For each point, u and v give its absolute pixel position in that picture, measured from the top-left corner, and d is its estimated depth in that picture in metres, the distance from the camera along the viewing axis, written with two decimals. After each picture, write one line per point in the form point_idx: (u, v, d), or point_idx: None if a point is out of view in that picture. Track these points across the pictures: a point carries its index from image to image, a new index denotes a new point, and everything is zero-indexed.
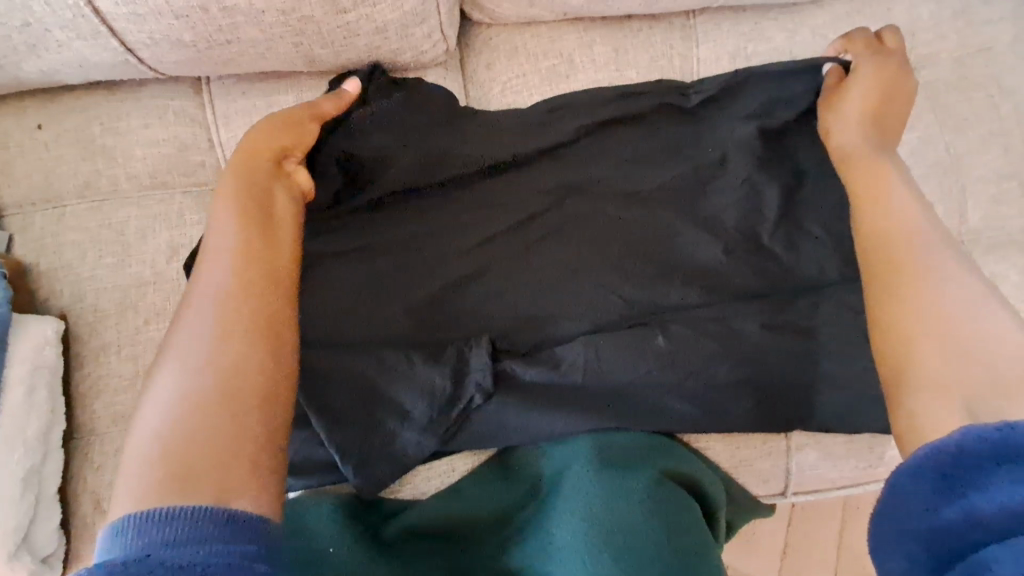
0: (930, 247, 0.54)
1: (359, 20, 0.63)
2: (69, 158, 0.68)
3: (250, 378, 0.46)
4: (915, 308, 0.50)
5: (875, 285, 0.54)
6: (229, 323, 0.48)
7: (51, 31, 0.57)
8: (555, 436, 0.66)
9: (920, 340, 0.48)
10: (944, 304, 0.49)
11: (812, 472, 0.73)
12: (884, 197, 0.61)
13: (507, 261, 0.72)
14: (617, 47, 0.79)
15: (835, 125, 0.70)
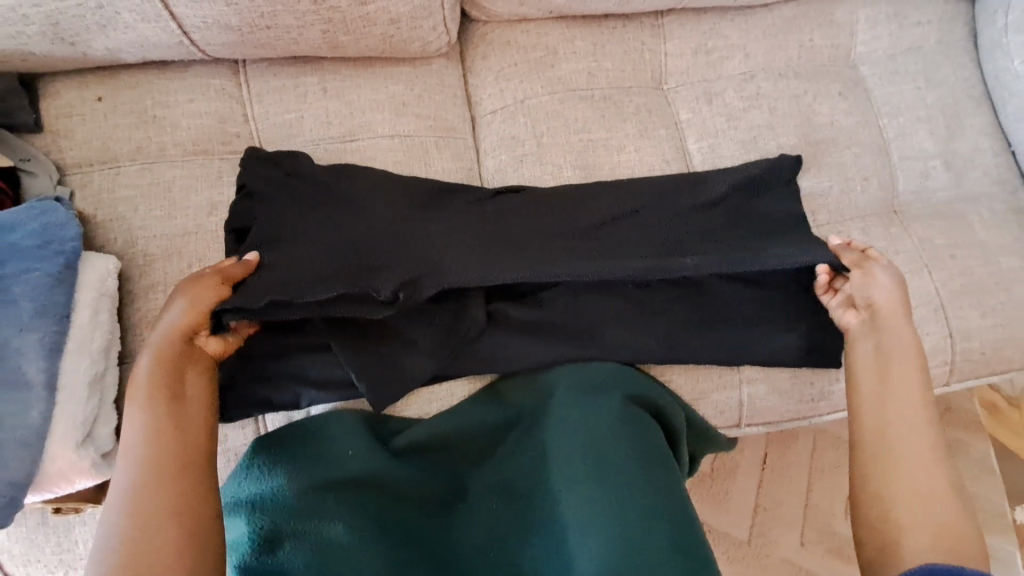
0: (914, 449, 0.66)
1: (377, 11, 0.75)
2: (125, 126, 0.79)
3: (155, 538, 0.55)
4: (906, 501, 0.63)
5: (865, 498, 0.66)
6: (140, 484, 0.58)
7: (120, 13, 0.68)
8: (541, 365, 0.78)
9: (902, 516, 0.62)
10: (917, 499, 0.63)
11: (763, 406, 0.84)
12: (896, 458, 0.66)
13: (495, 239, 0.79)
14: (596, 41, 0.91)
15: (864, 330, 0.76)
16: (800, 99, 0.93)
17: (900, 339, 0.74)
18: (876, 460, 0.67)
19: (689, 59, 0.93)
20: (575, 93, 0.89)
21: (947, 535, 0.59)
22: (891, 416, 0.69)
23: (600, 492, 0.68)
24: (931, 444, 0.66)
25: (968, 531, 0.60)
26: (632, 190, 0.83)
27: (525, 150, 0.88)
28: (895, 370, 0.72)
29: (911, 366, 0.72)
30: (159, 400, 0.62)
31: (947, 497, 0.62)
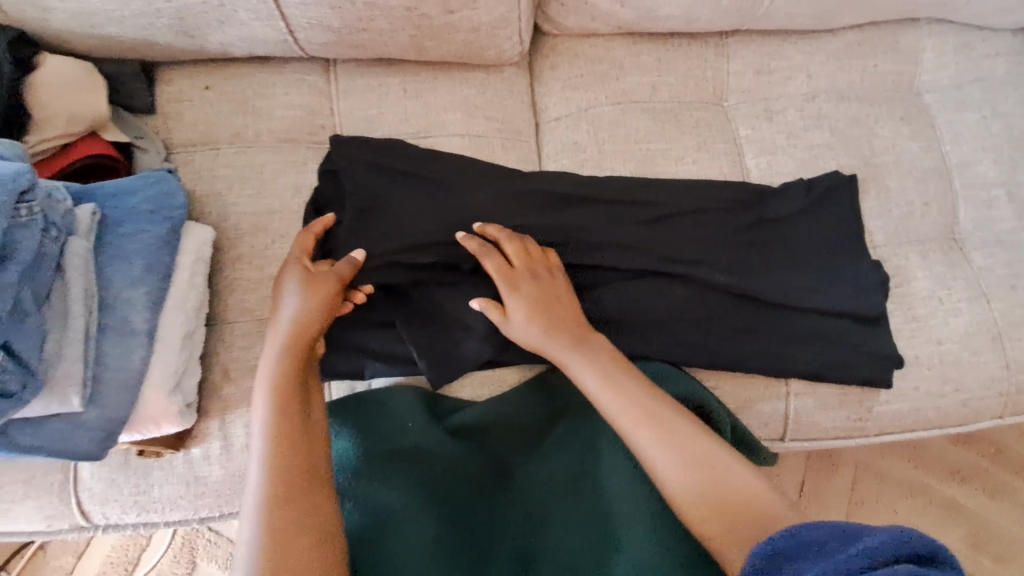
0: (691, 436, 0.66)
1: (462, 19, 0.80)
2: (226, 113, 0.87)
3: (307, 528, 0.58)
4: (705, 491, 0.62)
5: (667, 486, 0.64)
6: (283, 491, 0.60)
7: (238, 12, 0.76)
8: None
9: (716, 514, 0.61)
10: (704, 483, 0.63)
11: (808, 420, 0.85)
12: (682, 443, 0.66)
13: (556, 241, 0.83)
14: (661, 57, 0.95)
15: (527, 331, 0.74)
16: (861, 123, 0.94)
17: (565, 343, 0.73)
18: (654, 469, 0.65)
19: (752, 78, 0.96)
20: (638, 105, 0.93)
21: (742, 511, 0.61)
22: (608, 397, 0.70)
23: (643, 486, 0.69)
24: (666, 420, 0.67)
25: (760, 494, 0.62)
26: (699, 203, 0.86)
27: (586, 156, 0.92)
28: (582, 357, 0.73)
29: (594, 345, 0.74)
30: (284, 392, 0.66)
31: (698, 470, 0.64)
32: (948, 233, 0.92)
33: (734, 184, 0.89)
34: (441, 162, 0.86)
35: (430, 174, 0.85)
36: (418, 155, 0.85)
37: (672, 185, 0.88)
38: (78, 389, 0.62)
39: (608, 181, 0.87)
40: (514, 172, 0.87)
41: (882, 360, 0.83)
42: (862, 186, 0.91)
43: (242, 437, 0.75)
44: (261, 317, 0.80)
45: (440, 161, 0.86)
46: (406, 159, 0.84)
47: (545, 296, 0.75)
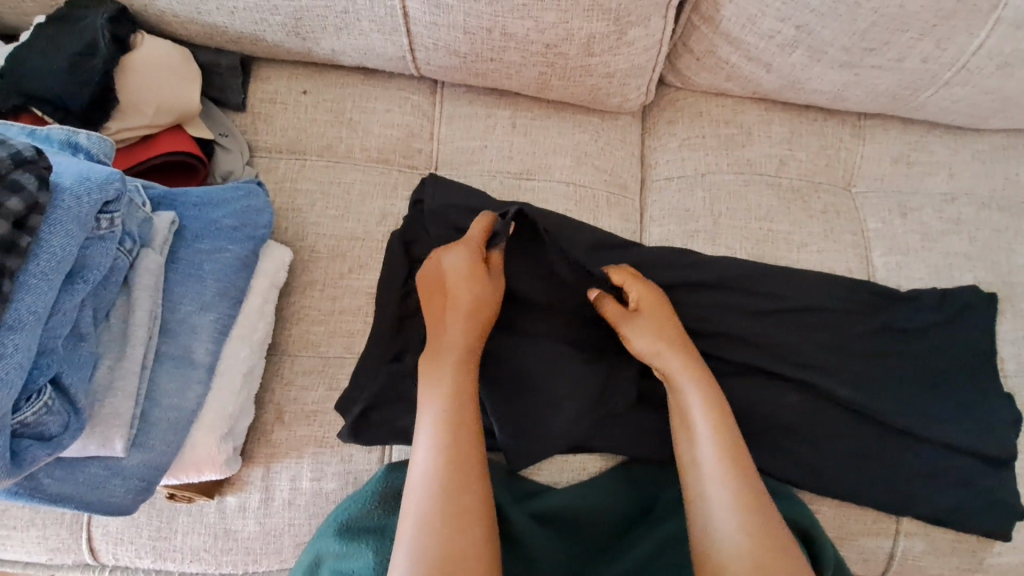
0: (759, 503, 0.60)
1: (600, 64, 0.72)
2: (320, 122, 0.80)
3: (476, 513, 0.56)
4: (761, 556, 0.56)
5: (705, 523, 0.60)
6: (454, 462, 0.58)
7: (361, 21, 0.69)
8: None
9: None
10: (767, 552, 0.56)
11: (915, 565, 0.74)
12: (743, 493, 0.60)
13: None
14: (793, 130, 0.87)
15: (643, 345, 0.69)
16: (1001, 235, 0.85)
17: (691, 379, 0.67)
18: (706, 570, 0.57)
19: (887, 167, 0.87)
20: (761, 178, 0.85)
21: None
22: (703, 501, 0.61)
23: None
24: (745, 479, 0.61)
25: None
26: (821, 301, 0.77)
27: (697, 226, 0.84)
28: (707, 466, 0.63)
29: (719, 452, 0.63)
30: (455, 471, 0.58)
31: (752, 525, 0.58)
32: None
33: (863, 283, 0.79)
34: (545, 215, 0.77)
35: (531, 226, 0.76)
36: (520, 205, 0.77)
37: (791, 275, 0.79)
38: (124, 432, 0.53)
39: (720, 262, 0.79)
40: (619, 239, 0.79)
41: (1007, 509, 0.73)
42: (999, 305, 0.82)
43: (286, 491, 0.66)
44: (326, 355, 0.71)
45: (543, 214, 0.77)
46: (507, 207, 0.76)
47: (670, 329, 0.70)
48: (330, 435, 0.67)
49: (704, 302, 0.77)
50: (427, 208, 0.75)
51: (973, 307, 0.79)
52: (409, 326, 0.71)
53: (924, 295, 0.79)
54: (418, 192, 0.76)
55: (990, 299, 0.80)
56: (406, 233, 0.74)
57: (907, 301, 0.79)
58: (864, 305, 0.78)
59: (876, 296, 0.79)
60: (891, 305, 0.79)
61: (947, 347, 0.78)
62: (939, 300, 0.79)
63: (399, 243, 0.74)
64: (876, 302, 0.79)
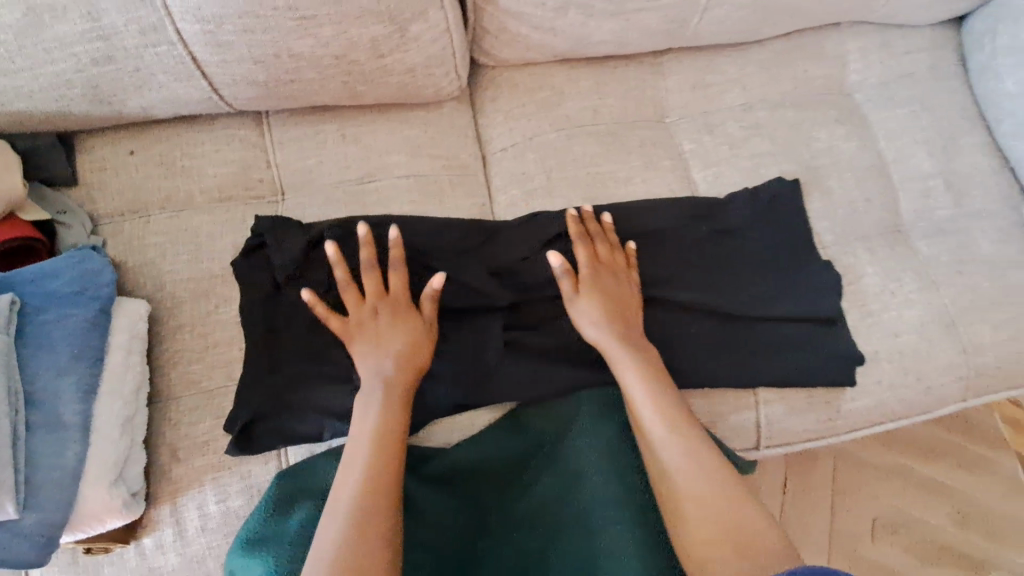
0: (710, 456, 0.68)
1: (395, 61, 0.78)
2: (155, 177, 0.83)
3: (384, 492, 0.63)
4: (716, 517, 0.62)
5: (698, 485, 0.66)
6: (372, 457, 0.65)
7: (156, 75, 0.73)
8: (563, 392, 0.79)
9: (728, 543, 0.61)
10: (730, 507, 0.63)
11: (781, 426, 0.85)
12: (695, 457, 0.67)
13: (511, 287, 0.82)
14: (598, 81, 0.96)
15: (584, 312, 0.78)
16: (797, 129, 0.96)
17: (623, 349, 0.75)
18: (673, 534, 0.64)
19: (689, 94, 0.97)
20: (580, 129, 0.93)
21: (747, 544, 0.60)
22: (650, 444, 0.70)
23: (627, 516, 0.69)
24: (690, 436, 0.69)
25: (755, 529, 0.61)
26: (645, 225, 0.87)
27: (535, 185, 0.91)
28: (657, 433, 0.70)
29: (654, 406, 0.71)
30: (373, 481, 0.63)
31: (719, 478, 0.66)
32: (892, 226, 0.94)
33: (680, 199, 0.89)
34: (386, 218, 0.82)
35: (375, 230, 0.81)
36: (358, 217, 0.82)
37: (617, 210, 0.88)
38: (10, 496, 0.59)
39: (554, 216, 0.86)
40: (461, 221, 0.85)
41: (844, 359, 0.84)
42: (806, 189, 0.93)
43: (196, 519, 0.70)
44: (208, 389, 0.75)
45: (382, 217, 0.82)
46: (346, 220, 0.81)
47: (615, 294, 0.79)
48: (226, 458, 0.72)
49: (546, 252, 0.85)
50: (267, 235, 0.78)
51: (782, 197, 0.90)
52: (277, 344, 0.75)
53: (737, 196, 0.90)
54: (256, 224, 0.79)
55: (793, 185, 0.90)
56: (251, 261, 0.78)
57: (724, 203, 0.89)
58: (686, 217, 0.88)
59: (694, 206, 0.89)
60: (711, 210, 0.89)
61: (766, 235, 0.88)
62: (751, 196, 0.90)
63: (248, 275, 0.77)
64: (697, 211, 0.88)
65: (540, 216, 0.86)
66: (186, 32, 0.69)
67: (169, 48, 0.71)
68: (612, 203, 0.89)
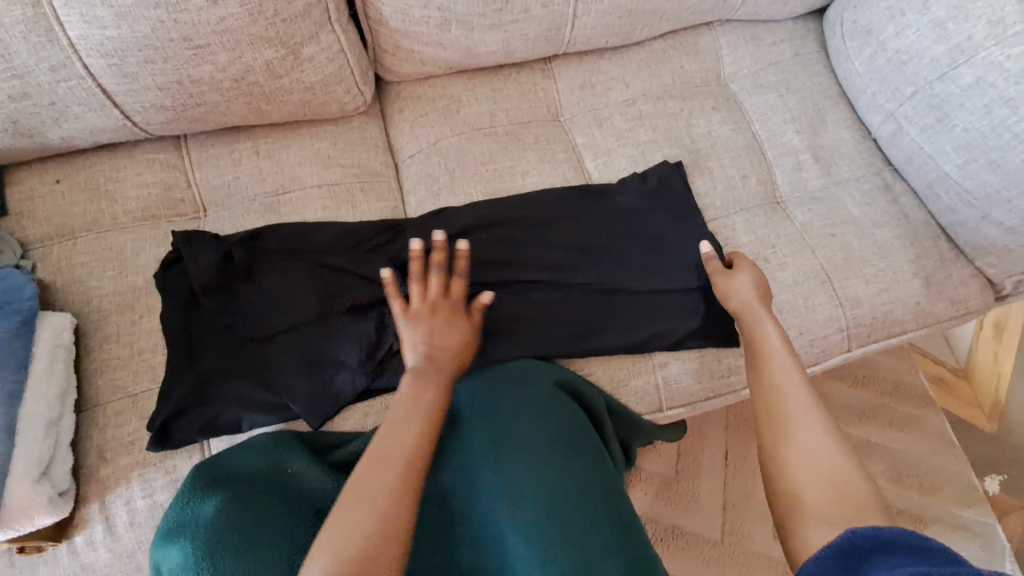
0: (804, 414, 0.74)
1: (293, 81, 0.86)
2: (81, 202, 0.90)
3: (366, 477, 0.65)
4: (828, 480, 0.67)
5: (783, 439, 0.73)
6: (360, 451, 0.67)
7: (71, 107, 0.81)
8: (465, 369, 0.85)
9: (826, 508, 0.65)
10: (830, 469, 0.68)
11: (679, 386, 0.91)
12: (804, 425, 0.73)
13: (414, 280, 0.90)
14: (494, 88, 1.05)
15: (735, 291, 0.87)
16: (677, 117, 1.06)
17: (766, 321, 0.84)
18: (788, 502, 0.68)
19: (578, 94, 1.07)
20: (479, 131, 1.02)
21: (845, 504, 0.65)
22: (783, 404, 0.75)
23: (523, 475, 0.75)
24: (807, 406, 0.74)
25: (860, 485, 0.66)
26: (539, 213, 0.96)
27: (440, 185, 0.99)
28: (798, 400, 0.75)
29: (789, 373, 0.78)
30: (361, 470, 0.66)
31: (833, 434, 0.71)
32: (769, 198, 1.03)
33: (572, 188, 0.98)
34: (299, 228, 0.91)
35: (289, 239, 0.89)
36: (272, 228, 0.90)
37: (513, 201, 0.96)
38: None
39: (454, 212, 0.95)
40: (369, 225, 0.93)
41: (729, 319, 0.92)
42: (688, 170, 1.02)
43: (124, 514, 0.75)
44: (134, 392, 0.80)
45: (295, 227, 0.91)
46: (260, 232, 0.89)
47: (761, 284, 0.89)
48: (151, 454, 0.77)
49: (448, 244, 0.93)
50: (184, 248, 0.85)
51: (665, 177, 0.99)
52: (198, 344, 0.82)
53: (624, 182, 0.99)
54: (176, 239, 0.86)
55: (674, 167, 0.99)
56: (170, 273, 0.85)
57: (612, 189, 0.99)
58: (576, 203, 0.97)
59: (584, 193, 0.98)
60: (599, 196, 0.98)
61: (651, 214, 0.97)
62: (635, 179, 0.99)
63: (168, 285, 0.84)
64: (586, 198, 0.97)
65: (443, 214, 0.95)
66: (93, 67, 0.77)
67: (79, 82, 0.78)
68: (511, 196, 0.98)
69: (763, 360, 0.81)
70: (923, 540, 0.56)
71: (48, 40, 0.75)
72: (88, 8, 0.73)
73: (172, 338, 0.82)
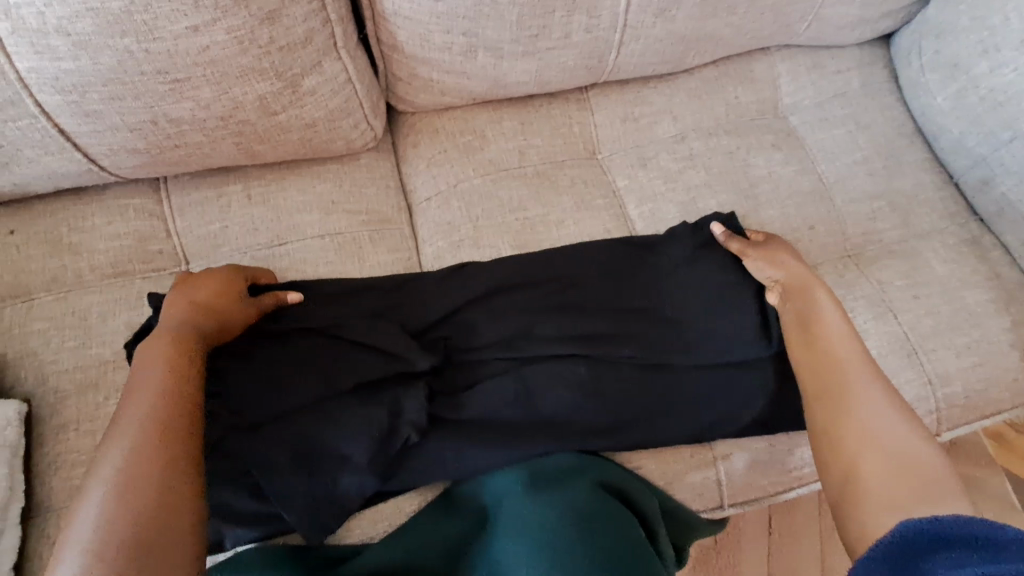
0: (864, 386, 0.68)
1: (291, 118, 0.73)
2: (40, 257, 0.76)
3: (124, 511, 0.49)
4: (897, 457, 0.61)
5: (840, 414, 0.66)
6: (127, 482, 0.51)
7: (23, 149, 0.67)
8: (492, 468, 0.72)
9: (900, 488, 0.59)
10: (898, 445, 0.62)
11: (744, 481, 0.77)
12: (864, 399, 0.66)
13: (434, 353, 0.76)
14: (523, 121, 0.91)
15: (770, 268, 0.79)
16: (733, 156, 0.92)
17: (823, 299, 0.75)
18: (856, 483, 0.61)
19: (619, 127, 0.93)
20: (507, 173, 0.88)
21: (918, 481, 0.59)
22: (844, 376, 0.69)
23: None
24: (864, 380, 0.68)
25: (934, 467, 0.60)
26: (579, 271, 0.82)
27: (462, 235, 0.85)
28: (853, 370, 0.69)
29: (842, 346, 0.71)
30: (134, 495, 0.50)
31: (898, 409, 0.65)
32: (841, 251, 0.89)
33: (616, 240, 0.85)
34: (298, 291, 0.77)
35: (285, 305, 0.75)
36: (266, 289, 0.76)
37: (548, 256, 0.83)
38: None
39: (481, 270, 0.81)
40: (382, 288, 0.80)
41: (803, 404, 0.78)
42: (747, 220, 0.88)
43: None
44: None
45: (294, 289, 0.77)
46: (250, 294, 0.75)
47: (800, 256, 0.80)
48: None
49: (475, 309, 0.79)
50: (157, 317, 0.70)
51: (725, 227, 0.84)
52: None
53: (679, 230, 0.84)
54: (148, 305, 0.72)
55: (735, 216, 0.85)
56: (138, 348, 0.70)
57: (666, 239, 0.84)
58: (623, 257, 0.83)
59: (632, 246, 0.84)
60: (651, 250, 0.84)
61: (715, 263, 0.81)
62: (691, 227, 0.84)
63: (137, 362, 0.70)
64: (636, 252, 0.83)
65: (468, 273, 0.81)
66: (47, 104, 0.64)
67: (32, 121, 0.65)
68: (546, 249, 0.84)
69: (814, 330, 0.73)
70: (991, 528, 0.50)
71: None
72: (38, 36, 0.59)
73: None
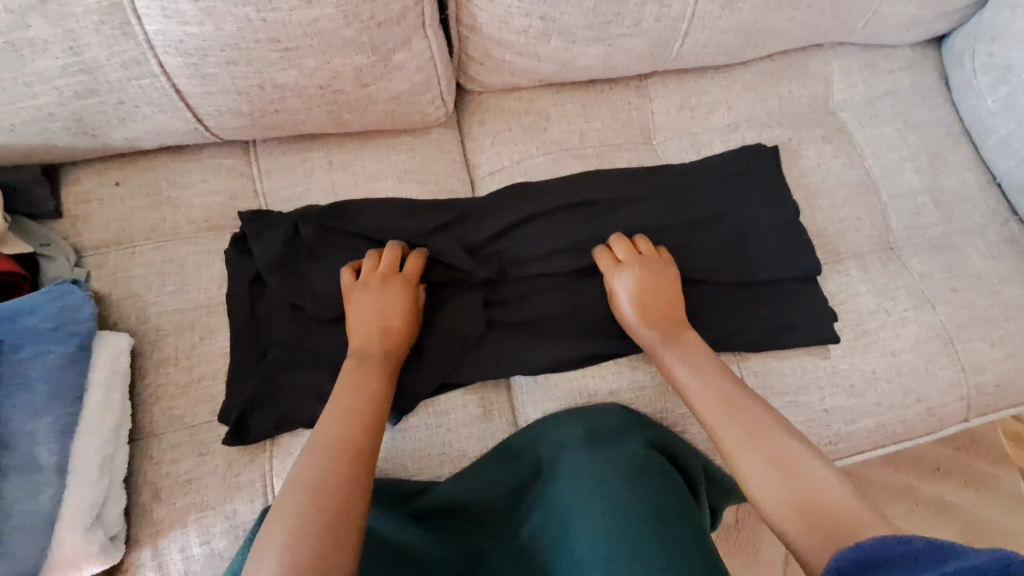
0: (769, 403, 0.68)
1: (380, 90, 0.79)
2: (141, 208, 0.83)
3: (330, 471, 0.59)
4: (812, 487, 0.59)
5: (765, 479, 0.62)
6: (341, 438, 0.62)
7: (140, 106, 0.73)
8: (541, 369, 0.80)
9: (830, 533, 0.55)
10: (811, 473, 0.61)
11: None
12: (778, 427, 0.66)
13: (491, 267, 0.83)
14: (585, 105, 0.96)
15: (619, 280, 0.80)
16: (784, 147, 0.96)
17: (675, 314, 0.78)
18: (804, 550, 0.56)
19: (675, 115, 0.98)
20: (568, 152, 0.93)
21: (830, 507, 0.57)
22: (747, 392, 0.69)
23: (614, 527, 0.65)
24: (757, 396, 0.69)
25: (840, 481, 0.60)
26: (624, 199, 0.88)
27: None
28: (735, 396, 0.69)
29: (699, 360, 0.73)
30: (339, 450, 0.61)
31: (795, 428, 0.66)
32: (884, 242, 0.93)
33: (662, 172, 0.90)
34: (368, 204, 0.84)
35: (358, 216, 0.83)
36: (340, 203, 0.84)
37: (597, 182, 0.88)
38: None
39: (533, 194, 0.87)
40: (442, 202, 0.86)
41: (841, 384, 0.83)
42: None
43: (178, 563, 0.68)
44: (193, 424, 0.73)
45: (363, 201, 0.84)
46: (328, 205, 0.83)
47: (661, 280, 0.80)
48: (211, 497, 0.70)
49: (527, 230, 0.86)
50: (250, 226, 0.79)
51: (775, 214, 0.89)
52: (265, 331, 0.77)
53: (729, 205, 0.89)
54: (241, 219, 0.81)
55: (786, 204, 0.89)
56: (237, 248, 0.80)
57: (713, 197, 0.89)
58: (666, 191, 0.89)
59: (676, 180, 0.89)
60: (693, 188, 0.89)
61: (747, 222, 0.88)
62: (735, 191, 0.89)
63: (234, 265, 0.79)
64: (678, 187, 0.89)
65: (520, 195, 0.87)
66: (169, 65, 0.70)
67: (153, 80, 0.71)
68: (595, 174, 0.89)
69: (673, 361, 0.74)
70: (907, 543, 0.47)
71: (122, 34, 0.67)
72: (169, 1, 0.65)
73: (236, 327, 0.77)
